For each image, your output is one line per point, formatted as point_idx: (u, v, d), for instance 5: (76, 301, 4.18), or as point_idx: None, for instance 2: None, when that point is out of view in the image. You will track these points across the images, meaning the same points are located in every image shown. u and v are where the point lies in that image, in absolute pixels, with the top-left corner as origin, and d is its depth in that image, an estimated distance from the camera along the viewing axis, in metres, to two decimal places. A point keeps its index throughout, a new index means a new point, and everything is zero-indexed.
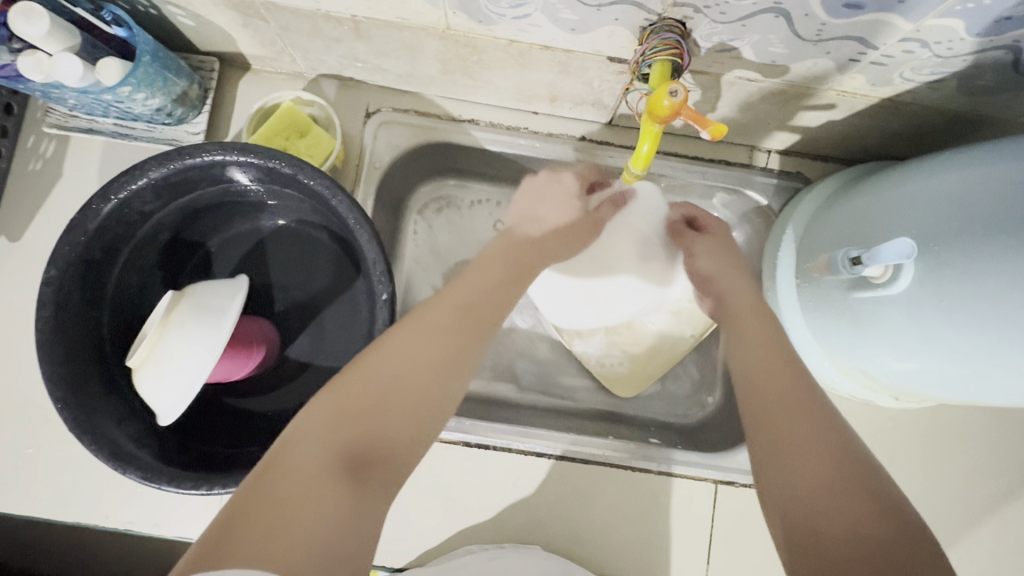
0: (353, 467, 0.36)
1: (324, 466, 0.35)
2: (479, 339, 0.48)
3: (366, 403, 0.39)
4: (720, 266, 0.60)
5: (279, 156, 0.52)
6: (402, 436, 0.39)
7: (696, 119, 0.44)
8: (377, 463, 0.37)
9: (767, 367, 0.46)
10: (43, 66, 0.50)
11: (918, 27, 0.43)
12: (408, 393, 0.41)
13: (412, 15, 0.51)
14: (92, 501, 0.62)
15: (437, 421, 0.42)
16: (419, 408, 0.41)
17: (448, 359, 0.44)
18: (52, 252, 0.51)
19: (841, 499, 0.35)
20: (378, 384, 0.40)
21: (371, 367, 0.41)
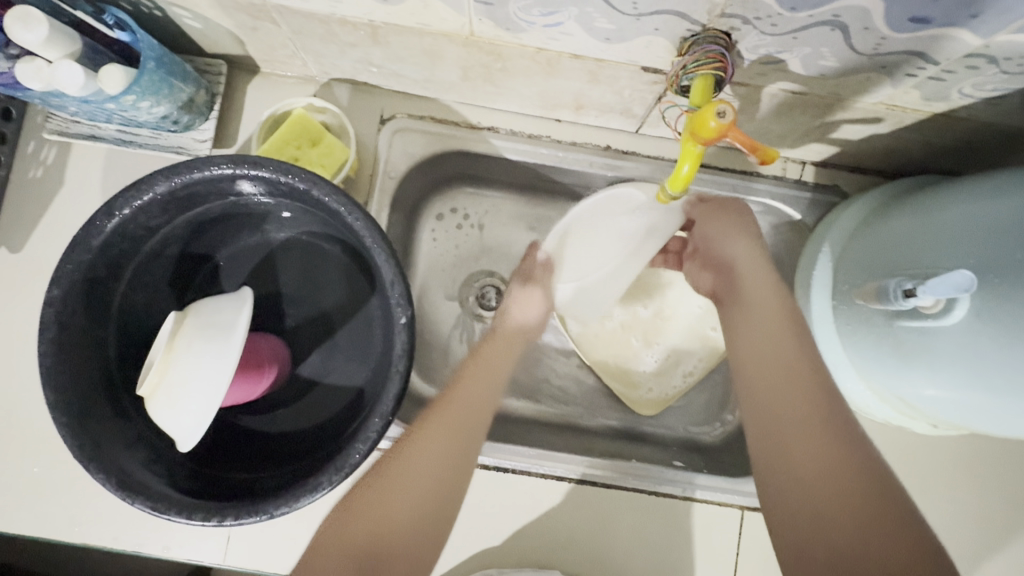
0: (363, 570, 0.44)
1: (349, 557, 0.45)
2: (478, 430, 0.54)
3: (374, 517, 0.47)
4: (744, 254, 0.60)
5: (292, 171, 0.50)
6: (422, 516, 0.49)
7: (745, 141, 0.41)
8: (390, 565, 0.46)
9: (783, 373, 0.50)
10: (43, 73, 0.47)
11: (988, 42, 0.39)
12: (427, 478, 0.50)
13: (435, 21, 0.48)
14: (98, 521, 0.60)
15: (441, 520, 0.50)
16: (422, 500, 0.49)
17: (460, 441, 0.53)
18: (55, 272, 0.49)
19: (847, 513, 0.41)
20: (397, 472, 0.50)
21: (402, 454, 0.51)
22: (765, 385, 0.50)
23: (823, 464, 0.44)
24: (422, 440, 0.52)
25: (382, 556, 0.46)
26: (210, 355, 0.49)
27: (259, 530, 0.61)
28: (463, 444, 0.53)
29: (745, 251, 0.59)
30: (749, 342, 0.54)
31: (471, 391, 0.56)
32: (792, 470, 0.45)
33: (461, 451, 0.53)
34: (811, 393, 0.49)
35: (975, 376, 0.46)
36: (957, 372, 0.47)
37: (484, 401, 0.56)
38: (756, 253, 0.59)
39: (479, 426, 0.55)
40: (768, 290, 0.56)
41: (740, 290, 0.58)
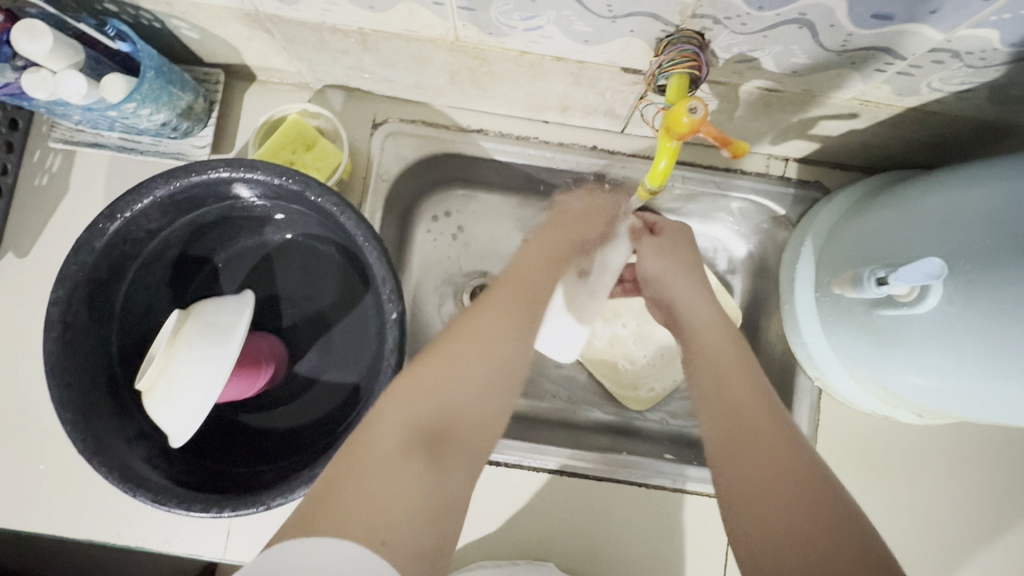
0: (427, 447, 0.41)
1: (414, 429, 0.42)
2: (541, 300, 0.55)
3: (430, 385, 0.44)
4: (666, 270, 0.62)
5: (286, 173, 0.51)
6: (490, 343, 0.48)
7: (717, 136, 0.43)
8: (450, 446, 0.43)
9: (733, 369, 0.50)
10: (47, 83, 0.49)
11: (950, 37, 0.41)
12: (484, 350, 0.47)
13: (421, 27, 0.50)
14: (102, 518, 0.62)
15: (501, 363, 0.48)
16: (490, 386, 0.47)
17: (512, 334, 0.50)
18: (60, 273, 0.51)
19: (791, 517, 0.38)
20: (460, 343, 0.47)
21: (466, 322, 0.48)
22: (716, 385, 0.49)
23: (783, 452, 0.42)
24: (483, 313, 0.49)
25: (451, 424, 0.44)
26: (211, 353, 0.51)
27: (258, 524, 0.62)
28: (532, 306, 0.53)
29: (684, 288, 0.60)
30: (715, 363, 0.51)
31: (523, 273, 0.56)
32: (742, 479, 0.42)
33: (531, 313, 0.53)
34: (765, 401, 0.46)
35: (951, 361, 0.47)
36: (935, 358, 0.48)
37: (553, 275, 0.59)
38: (696, 291, 0.59)
39: (541, 295, 0.55)
40: (714, 321, 0.56)
41: (685, 321, 0.58)
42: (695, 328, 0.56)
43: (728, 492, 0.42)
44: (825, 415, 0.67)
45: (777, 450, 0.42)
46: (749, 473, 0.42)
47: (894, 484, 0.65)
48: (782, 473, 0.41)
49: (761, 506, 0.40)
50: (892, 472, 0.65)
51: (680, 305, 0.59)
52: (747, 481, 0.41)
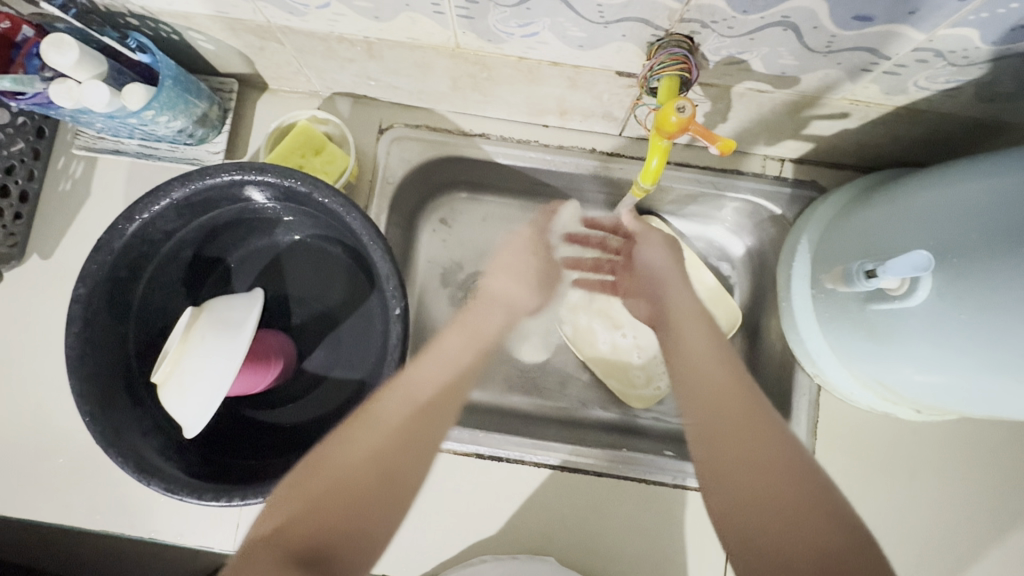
0: (305, 562, 0.38)
1: (285, 550, 0.39)
2: (451, 395, 0.49)
3: (321, 493, 0.42)
4: (664, 264, 0.62)
5: (295, 176, 0.54)
6: (366, 484, 0.42)
7: (704, 135, 0.44)
8: (325, 566, 0.39)
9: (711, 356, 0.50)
10: (73, 92, 0.53)
11: (931, 37, 0.42)
12: (362, 454, 0.44)
13: (423, 35, 0.53)
14: (119, 511, 0.64)
15: (400, 462, 0.44)
16: (380, 488, 0.43)
17: (406, 428, 0.46)
18: (81, 271, 0.53)
19: (788, 507, 0.39)
20: (321, 473, 0.43)
21: (331, 444, 0.45)
22: (701, 369, 0.48)
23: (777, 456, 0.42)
24: (356, 426, 0.46)
25: (335, 529, 0.40)
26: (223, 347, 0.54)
27: None
28: (428, 424, 0.46)
29: (677, 280, 0.59)
30: (687, 357, 0.50)
31: (422, 376, 0.49)
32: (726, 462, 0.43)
33: (430, 428, 0.46)
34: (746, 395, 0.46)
35: (942, 353, 0.48)
36: (928, 352, 0.49)
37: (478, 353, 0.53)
38: (680, 280, 0.59)
39: (447, 402, 0.48)
40: (693, 309, 0.55)
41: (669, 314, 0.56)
42: (675, 319, 0.55)
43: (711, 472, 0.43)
44: (825, 412, 0.67)
45: (777, 453, 0.42)
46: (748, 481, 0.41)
47: (894, 480, 0.65)
48: (773, 452, 0.42)
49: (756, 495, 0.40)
50: (892, 468, 0.65)
51: (672, 296, 0.58)
52: (742, 454, 0.42)
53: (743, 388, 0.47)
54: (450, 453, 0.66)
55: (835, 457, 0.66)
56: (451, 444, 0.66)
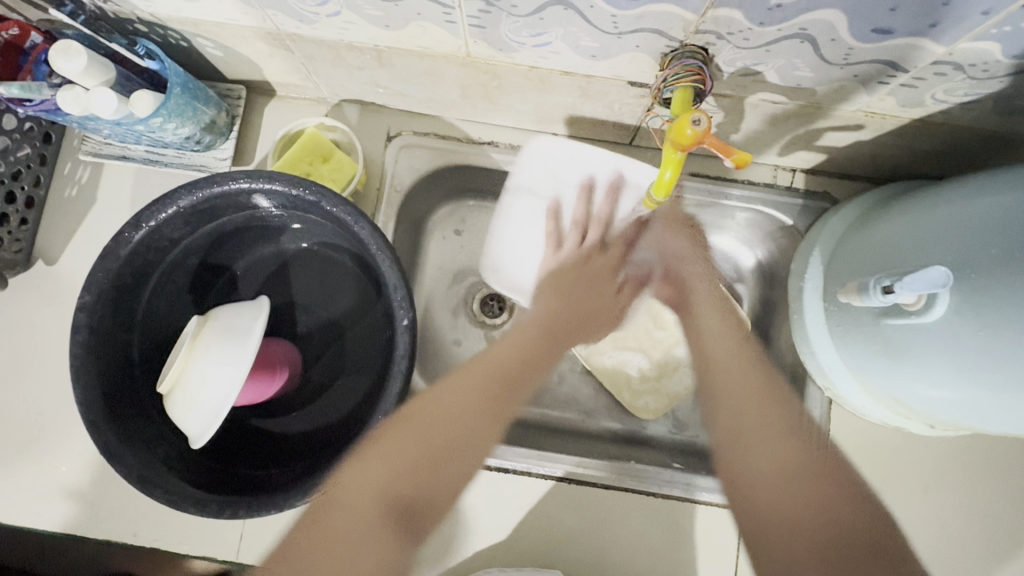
0: (400, 510, 0.45)
1: (381, 506, 0.45)
2: (528, 368, 0.56)
3: (418, 443, 0.48)
4: (688, 251, 0.64)
5: (303, 184, 0.53)
6: (456, 447, 0.49)
7: (720, 147, 0.43)
8: (417, 516, 0.46)
9: (732, 349, 0.55)
10: (80, 99, 0.52)
11: (951, 50, 0.41)
12: (451, 419, 0.50)
13: (434, 44, 0.52)
14: (121, 520, 0.63)
15: (477, 435, 0.50)
16: (463, 446, 0.49)
17: (490, 400, 0.52)
18: (87, 278, 0.53)
19: (805, 496, 0.43)
20: (397, 439, 0.48)
21: (426, 402, 0.51)
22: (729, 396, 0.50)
23: (788, 451, 0.46)
24: (438, 397, 0.52)
25: (423, 481, 0.47)
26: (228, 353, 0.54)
27: (269, 528, 0.63)
28: (505, 399, 0.53)
29: (701, 272, 0.63)
30: (713, 353, 0.55)
31: (503, 352, 0.57)
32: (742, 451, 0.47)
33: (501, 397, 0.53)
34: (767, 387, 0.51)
35: (958, 371, 0.47)
36: (945, 369, 0.48)
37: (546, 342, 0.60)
38: (707, 276, 0.63)
39: (521, 373, 0.55)
40: (715, 296, 0.61)
41: (691, 301, 0.62)
42: (698, 308, 0.61)
43: (731, 472, 0.47)
44: (835, 426, 0.66)
45: (787, 436, 0.47)
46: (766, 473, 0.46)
47: (905, 496, 0.64)
48: (781, 451, 0.46)
49: (782, 483, 0.45)
50: (904, 483, 0.65)
51: (694, 284, 0.63)
52: (755, 444, 0.47)
53: (766, 377, 0.52)
54: None
55: None
56: None
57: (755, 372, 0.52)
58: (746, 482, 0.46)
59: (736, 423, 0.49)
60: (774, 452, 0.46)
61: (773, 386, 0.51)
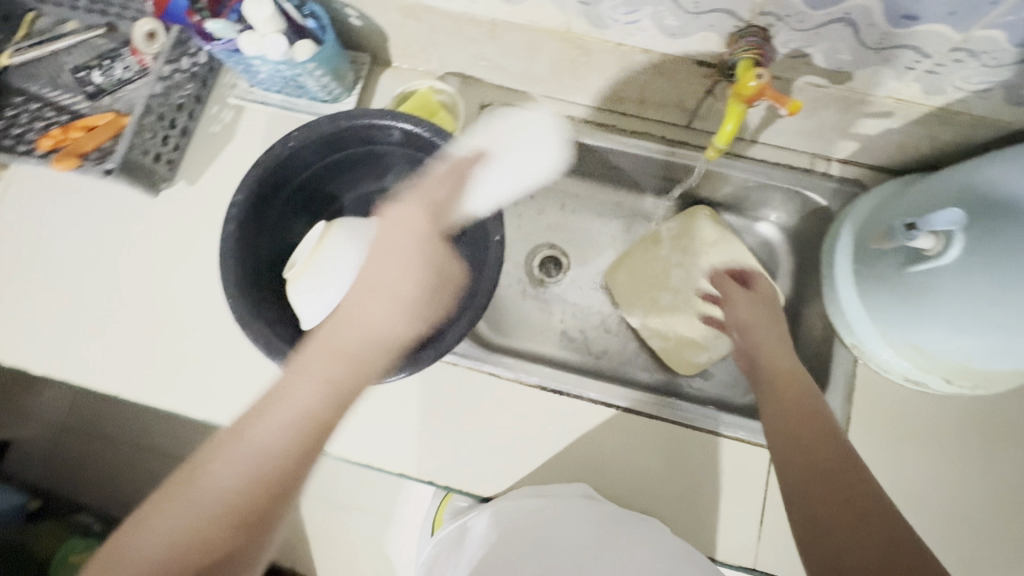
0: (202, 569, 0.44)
1: (230, 515, 0.46)
2: (309, 418, 0.49)
3: (192, 479, 0.47)
4: (752, 314, 0.73)
5: (424, 122, 0.66)
6: (306, 443, 0.48)
7: (778, 98, 0.53)
8: (255, 535, 0.46)
9: (782, 377, 0.64)
10: (257, 41, 0.66)
11: (967, 37, 0.52)
12: (251, 452, 0.47)
13: (542, 19, 0.65)
14: (222, 404, 0.73)
15: (208, 509, 0.45)
16: (234, 488, 0.46)
17: (291, 452, 0.48)
18: (243, 181, 0.65)
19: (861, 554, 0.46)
20: (196, 491, 0.46)
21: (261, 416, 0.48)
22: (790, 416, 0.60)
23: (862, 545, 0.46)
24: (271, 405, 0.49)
25: (285, 480, 0.48)
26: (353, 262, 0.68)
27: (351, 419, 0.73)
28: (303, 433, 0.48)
29: (750, 307, 0.74)
30: (771, 387, 0.64)
31: (293, 383, 0.50)
32: (812, 504, 0.52)
33: (327, 407, 0.49)
34: (839, 466, 0.53)
35: (973, 308, 0.55)
36: (961, 308, 0.56)
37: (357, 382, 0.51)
38: (767, 317, 0.72)
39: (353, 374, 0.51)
40: (788, 359, 0.67)
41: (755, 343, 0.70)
42: (759, 338, 0.71)
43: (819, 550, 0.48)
44: (859, 384, 0.73)
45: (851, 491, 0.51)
46: (827, 511, 0.50)
47: (922, 453, 0.71)
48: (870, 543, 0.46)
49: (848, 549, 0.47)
50: (921, 440, 0.71)
51: (760, 345, 0.69)
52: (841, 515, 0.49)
53: (815, 416, 0.59)
54: (516, 383, 0.74)
55: (868, 425, 0.72)
56: (517, 374, 0.74)
57: (799, 400, 0.61)
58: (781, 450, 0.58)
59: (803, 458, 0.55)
60: (823, 497, 0.51)
61: (826, 427, 0.58)
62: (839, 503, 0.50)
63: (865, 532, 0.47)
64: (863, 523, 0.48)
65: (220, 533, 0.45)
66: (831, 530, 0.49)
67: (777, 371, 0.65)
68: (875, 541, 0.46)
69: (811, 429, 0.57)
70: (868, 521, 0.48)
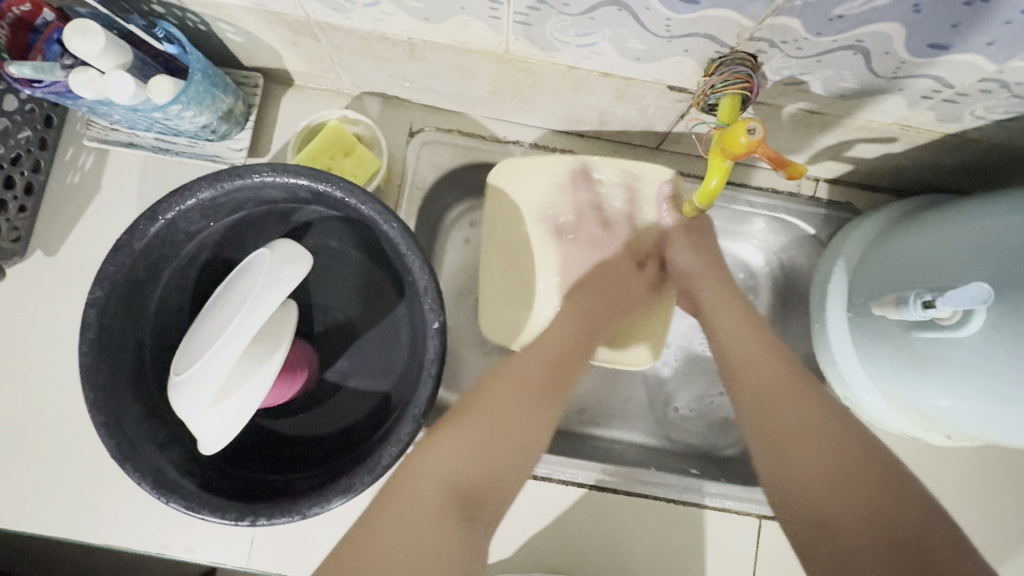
0: (462, 513, 0.45)
1: (447, 495, 0.45)
2: (568, 380, 0.56)
3: (473, 446, 0.47)
4: (698, 265, 0.63)
5: (331, 180, 0.51)
6: (515, 406, 0.51)
7: (774, 156, 0.43)
8: (480, 509, 0.46)
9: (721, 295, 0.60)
10: (94, 83, 0.49)
11: (1002, 68, 0.41)
12: (509, 425, 0.50)
13: (473, 40, 0.50)
14: (122, 523, 0.61)
15: (497, 460, 0.48)
16: (519, 447, 0.50)
17: (541, 402, 0.53)
18: (98, 273, 0.50)
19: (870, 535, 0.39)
20: (419, 485, 0.45)
21: (493, 404, 0.51)
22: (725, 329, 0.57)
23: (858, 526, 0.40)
24: (505, 391, 0.52)
25: (481, 419, 0.49)
26: (256, 346, 0.51)
27: (282, 531, 0.62)
28: (569, 376, 0.56)
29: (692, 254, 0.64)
30: (734, 348, 0.55)
31: (532, 360, 0.56)
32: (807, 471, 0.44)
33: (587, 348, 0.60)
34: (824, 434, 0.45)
35: (987, 385, 0.47)
36: (975, 385, 0.48)
37: (587, 345, 0.60)
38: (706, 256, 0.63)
39: (577, 364, 0.58)
40: (722, 285, 0.61)
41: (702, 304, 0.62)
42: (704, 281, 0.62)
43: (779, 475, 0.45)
44: None
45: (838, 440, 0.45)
46: (809, 466, 0.44)
47: None
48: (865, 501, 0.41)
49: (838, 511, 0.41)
50: None
51: (704, 290, 0.62)
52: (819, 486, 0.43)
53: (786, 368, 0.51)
54: None
55: None
56: None
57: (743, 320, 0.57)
58: (725, 346, 0.56)
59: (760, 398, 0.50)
60: (834, 483, 0.42)
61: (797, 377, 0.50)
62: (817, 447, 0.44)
63: (831, 450, 0.44)
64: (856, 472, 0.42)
65: (413, 487, 0.44)
66: (809, 491, 0.43)
67: (720, 326, 0.58)
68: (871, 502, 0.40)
69: (772, 382, 0.50)
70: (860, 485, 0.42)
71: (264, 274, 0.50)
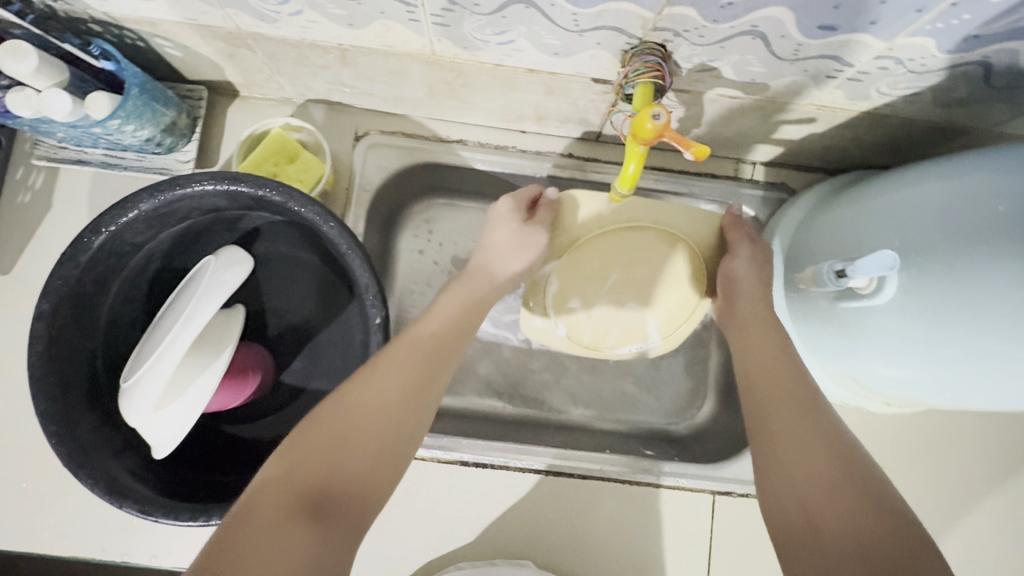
0: (314, 508, 0.36)
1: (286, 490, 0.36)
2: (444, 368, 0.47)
3: (332, 433, 0.40)
4: (751, 274, 0.54)
5: (270, 185, 0.52)
6: (386, 401, 0.43)
7: (680, 140, 0.44)
8: (334, 511, 0.37)
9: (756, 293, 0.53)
10: (32, 101, 0.50)
11: (891, 45, 0.44)
12: (368, 409, 0.42)
13: (398, 43, 0.52)
14: (86, 534, 0.62)
15: (385, 449, 0.41)
16: (385, 434, 0.41)
17: (417, 392, 0.44)
18: (44, 286, 0.51)
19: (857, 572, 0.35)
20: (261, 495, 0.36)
21: (343, 399, 0.42)
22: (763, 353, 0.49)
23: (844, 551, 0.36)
24: (342, 397, 0.42)
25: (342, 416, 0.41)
26: (200, 351, 0.53)
27: None
28: (426, 396, 0.45)
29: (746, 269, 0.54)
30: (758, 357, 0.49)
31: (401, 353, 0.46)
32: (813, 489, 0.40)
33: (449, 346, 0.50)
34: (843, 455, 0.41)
35: (908, 350, 0.48)
36: (894, 350, 0.50)
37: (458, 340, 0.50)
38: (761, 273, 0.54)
39: (439, 371, 0.47)
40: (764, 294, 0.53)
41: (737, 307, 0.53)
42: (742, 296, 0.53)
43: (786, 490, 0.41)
44: None
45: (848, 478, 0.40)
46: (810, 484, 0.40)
47: None
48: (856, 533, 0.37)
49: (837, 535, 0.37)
50: None
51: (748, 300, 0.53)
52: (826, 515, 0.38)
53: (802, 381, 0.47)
54: (434, 461, 0.65)
55: None
56: (434, 451, 0.65)
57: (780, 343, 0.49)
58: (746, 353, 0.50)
59: (773, 395, 0.46)
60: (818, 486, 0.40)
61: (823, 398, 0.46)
62: (818, 455, 0.41)
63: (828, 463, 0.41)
64: (859, 485, 0.39)
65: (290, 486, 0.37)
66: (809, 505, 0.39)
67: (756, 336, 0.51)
68: (839, 526, 0.38)
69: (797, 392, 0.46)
70: (853, 501, 0.38)
71: (206, 279, 0.51)
